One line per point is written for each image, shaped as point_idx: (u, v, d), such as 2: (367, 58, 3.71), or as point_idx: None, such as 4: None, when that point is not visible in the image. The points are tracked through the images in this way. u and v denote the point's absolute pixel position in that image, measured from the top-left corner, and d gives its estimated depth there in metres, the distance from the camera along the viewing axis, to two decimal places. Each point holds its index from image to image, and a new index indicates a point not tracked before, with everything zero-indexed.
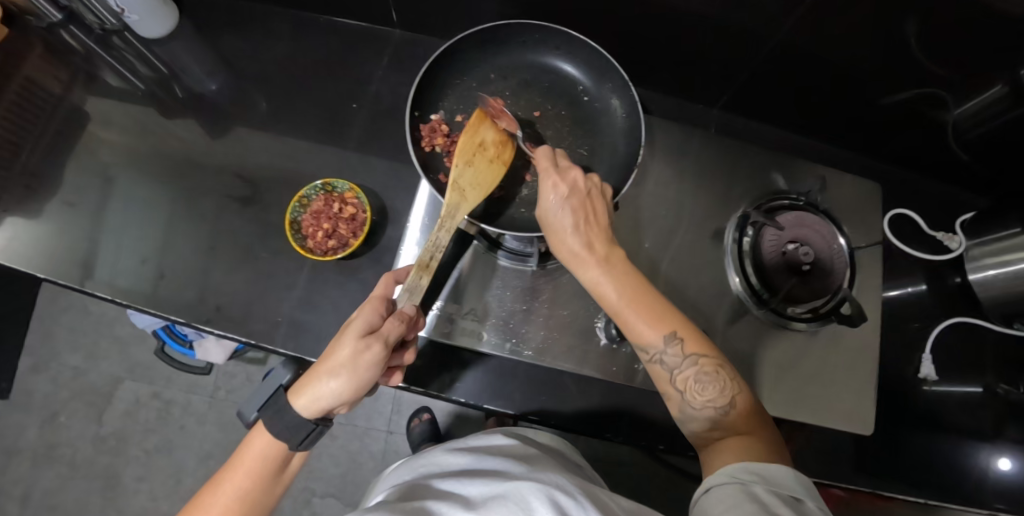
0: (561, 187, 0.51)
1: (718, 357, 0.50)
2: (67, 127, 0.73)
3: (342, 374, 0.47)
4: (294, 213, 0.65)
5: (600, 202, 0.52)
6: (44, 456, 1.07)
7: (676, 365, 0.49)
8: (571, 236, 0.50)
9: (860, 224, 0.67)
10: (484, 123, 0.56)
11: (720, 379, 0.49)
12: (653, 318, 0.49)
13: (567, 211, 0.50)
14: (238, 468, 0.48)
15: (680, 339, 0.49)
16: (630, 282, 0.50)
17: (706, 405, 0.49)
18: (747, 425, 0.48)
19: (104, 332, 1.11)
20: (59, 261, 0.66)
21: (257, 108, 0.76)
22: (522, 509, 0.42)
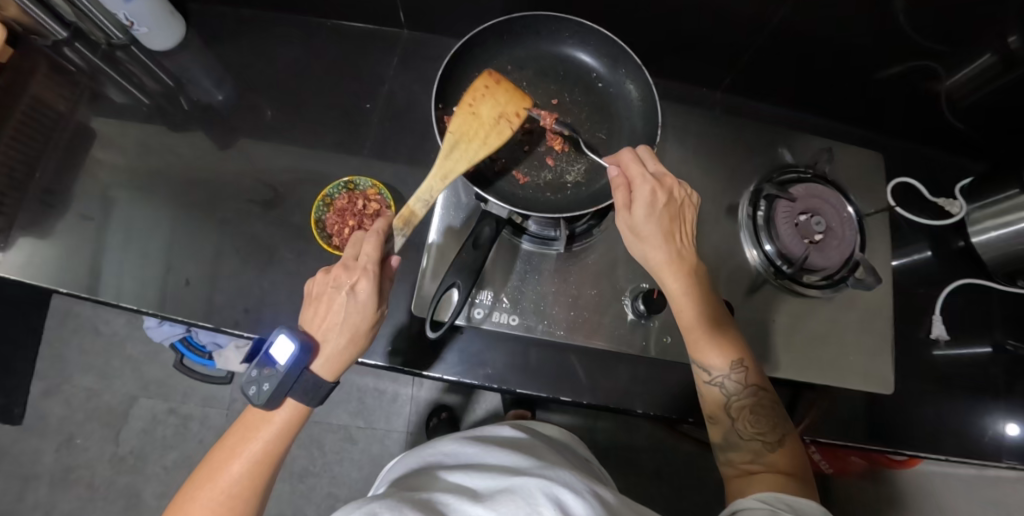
0: (655, 201, 0.52)
1: (773, 394, 0.53)
2: (79, 144, 0.74)
3: (365, 342, 0.51)
4: (319, 213, 0.67)
5: (682, 220, 0.55)
6: (61, 479, 1.06)
7: (733, 392, 0.53)
8: (661, 245, 0.53)
9: (866, 194, 0.70)
10: (487, 95, 0.57)
11: (772, 415, 0.52)
12: (724, 344, 0.53)
13: (656, 224, 0.52)
14: (258, 436, 0.48)
15: (745, 367, 0.53)
16: (706, 305, 0.53)
17: (755, 437, 0.52)
18: (790, 465, 0.50)
19: (116, 352, 1.11)
20: (80, 273, 0.68)
21: (271, 114, 0.77)
22: (529, 505, 0.41)
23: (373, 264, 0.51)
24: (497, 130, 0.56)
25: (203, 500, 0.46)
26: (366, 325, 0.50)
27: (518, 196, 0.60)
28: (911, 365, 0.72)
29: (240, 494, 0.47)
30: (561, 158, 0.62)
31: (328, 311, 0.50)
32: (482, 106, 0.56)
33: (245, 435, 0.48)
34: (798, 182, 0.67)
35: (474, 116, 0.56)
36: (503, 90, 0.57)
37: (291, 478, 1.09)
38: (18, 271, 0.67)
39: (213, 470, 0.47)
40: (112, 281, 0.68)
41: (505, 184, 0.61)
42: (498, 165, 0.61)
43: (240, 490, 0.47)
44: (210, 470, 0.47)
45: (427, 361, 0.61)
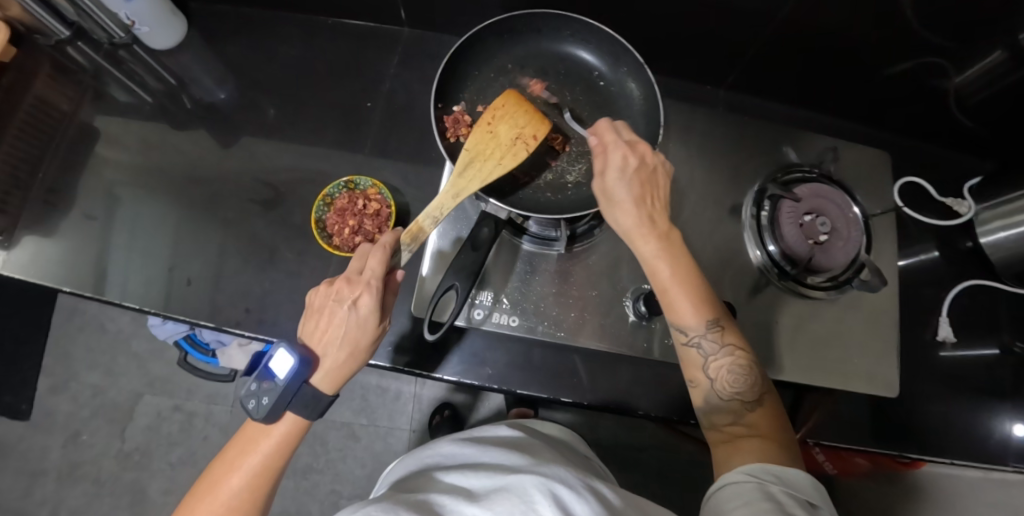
0: (626, 165, 0.51)
1: (751, 352, 0.52)
2: (82, 143, 0.74)
3: (367, 356, 0.51)
4: (319, 213, 0.67)
5: (658, 182, 0.53)
6: (69, 474, 1.07)
7: (711, 353, 0.51)
8: (631, 209, 0.51)
9: (872, 193, 0.69)
10: (509, 115, 0.56)
11: (752, 374, 0.51)
12: (700, 303, 0.50)
13: (627, 189, 0.51)
14: (260, 444, 0.48)
15: (722, 327, 0.51)
16: (682, 264, 0.51)
17: (734, 397, 0.50)
18: (770, 427, 0.49)
19: (122, 349, 1.11)
20: (83, 273, 0.68)
21: (271, 113, 0.76)
22: (524, 501, 0.40)
23: (377, 279, 0.50)
24: (513, 152, 0.55)
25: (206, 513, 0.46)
26: (368, 340, 0.50)
27: (518, 197, 0.60)
28: (916, 366, 0.71)
29: (241, 507, 0.47)
30: (562, 158, 0.61)
31: (329, 324, 0.50)
32: (500, 126, 0.56)
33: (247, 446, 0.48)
34: (803, 181, 0.66)
35: (491, 135, 0.56)
36: (523, 111, 0.57)
37: (294, 475, 1.09)
38: (22, 271, 0.67)
39: (213, 483, 0.47)
40: (115, 281, 0.68)
41: (505, 184, 0.60)
42: None
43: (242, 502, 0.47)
44: (210, 483, 0.47)
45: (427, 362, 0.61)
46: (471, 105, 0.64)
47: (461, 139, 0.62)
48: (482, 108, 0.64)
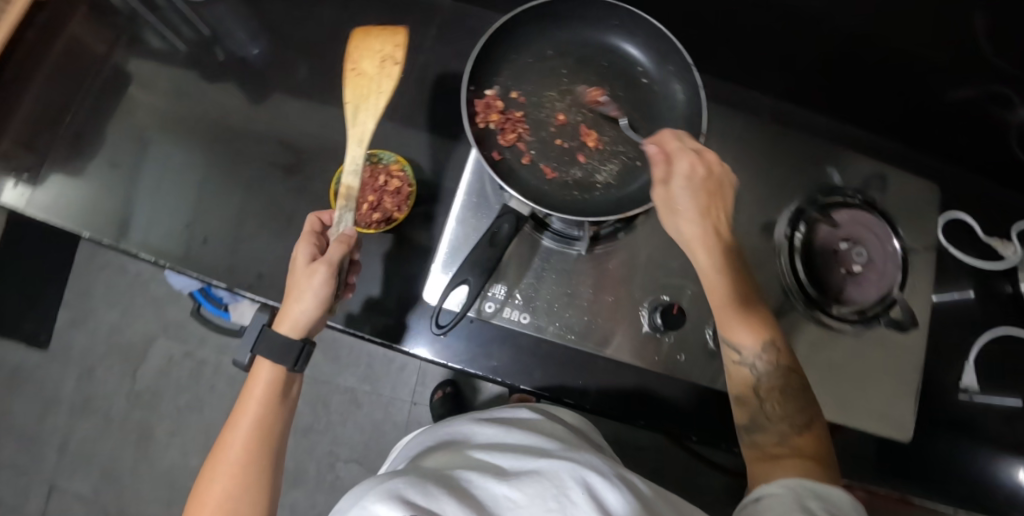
0: (694, 173, 0.52)
1: (803, 375, 0.52)
2: (114, 87, 0.73)
3: (304, 296, 0.50)
4: (340, 184, 0.67)
5: (726, 196, 0.54)
6: (81, 407, 1.11)
7: (763, 373, 0.51)
8: (696, 220, 0.52)
9: (916, 227, 0.65)
10: (360, 50, 0.60)
11: (801, 396, 0.51)
12: (755, 324, 0.51)
13: (693, 197, 0.52)
14: (245, 403, 0.51)
15: (776, 348, 0.51)
16: (741, 282, 0.52)
17: (782, 418, 0.50)
18: (816, 451, 0.48)
19: (140, 291, 1.14)
20: (100, 219, 0.68)
21: (301, 75, 0.75)
22: (557, 486, 0.39)
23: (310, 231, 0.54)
24: (383, 76, 0.59)
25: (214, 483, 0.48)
26: (297, 277, 0.51)
27: (542, 192, 0.57)
28: (935, 408, 0.68)
29: (241, 463, 0.49)
30: (594, 157, 0.58)
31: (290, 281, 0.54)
32: (362, 63, 0.59)
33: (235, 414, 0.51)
34: (844, 206, 0.63)
35: (358, 74, 0.59)
36: (373, 41, 0.60)
37: (295, 432, 1.12)
38: (41, 211, 0.67)
39: (220, 447, 0.50)
40: (133, 231, 0.68)
41: (530, 177, 0.58)
42: (526, 156, 0.58)
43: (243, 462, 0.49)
44: (217, 449, 0.50)
45: (434, 349, 0.60)
46: (504, 90, 0.60)
47: (490, 125, 0.58)
48: (516, 94, 0.60)
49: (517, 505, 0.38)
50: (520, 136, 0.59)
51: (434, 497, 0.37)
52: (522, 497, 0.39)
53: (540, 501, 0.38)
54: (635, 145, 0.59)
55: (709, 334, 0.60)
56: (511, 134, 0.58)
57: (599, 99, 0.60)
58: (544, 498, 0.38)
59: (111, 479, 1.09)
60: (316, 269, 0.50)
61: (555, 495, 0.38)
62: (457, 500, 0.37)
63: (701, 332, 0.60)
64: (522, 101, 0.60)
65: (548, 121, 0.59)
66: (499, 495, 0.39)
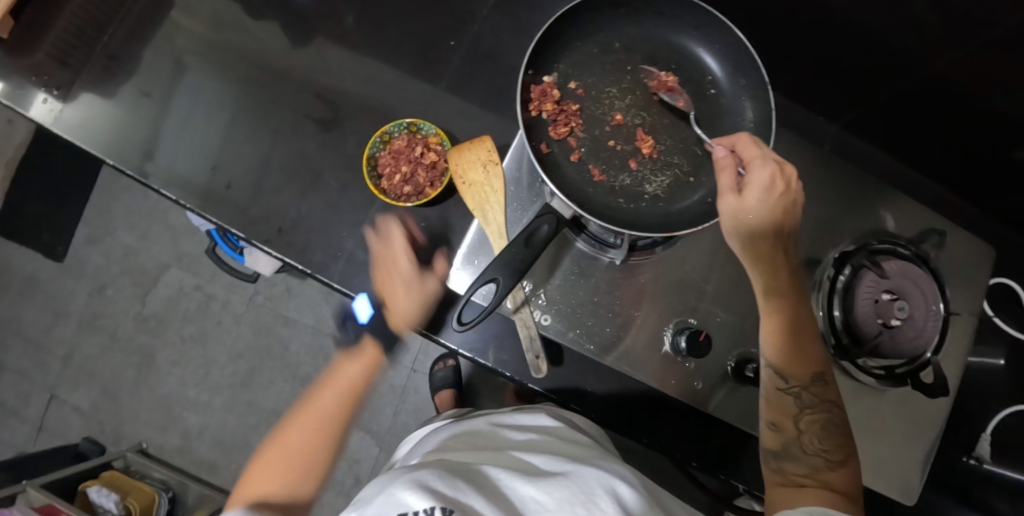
0: (773, 186, 0.49)
1: (843, 413, 0.52)
2: (155, 12, 0.70)
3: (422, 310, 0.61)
4: (373, 148, 0.63)
5: (793, 215, 0.51)
6: (88, 323, 1.12)
7: (806, 403, 0.51)
8: (765, 240, 0.50)
9: (965, 288, 0.62)
10: (460, 156, 0.58)
11: (840, 435, 0.51)
12: (805, 354, 0.51)
13: (765, 210, 0.49)
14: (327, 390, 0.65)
15: (823, 381, 0.51)
16: (795, 311, 0.51)
17: (818, 453, 0.50)
18: (846, 488, 0.48)
19: (158, 218, 1.13)
20: (128, 149, 0.66)
21: (349, 24, 0.72)
22: (586, 493, 0.39)
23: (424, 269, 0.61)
24: (495, 177, 0.58)
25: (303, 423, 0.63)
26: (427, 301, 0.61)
27: (584, 193, 0.55)
28: (944, 474, 0.67)
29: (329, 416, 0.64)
30: (646, 164, 0.55)
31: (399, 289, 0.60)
32: (469, 173, 0.58)
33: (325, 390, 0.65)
34: (894, 255, 0.60)
35: (470, 185, 0.58)
36: (467, 147, 0.58)
37: (293, 380, 1.12)
38: (70, 132, 0.66)
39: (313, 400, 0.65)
40: (159, 166, 0.66)
41: (575, 176, 0.55)
42: (575, 153, 0.55)
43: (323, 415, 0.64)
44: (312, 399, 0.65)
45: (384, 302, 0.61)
46: (563, 79, 0.57)
47: (543, 114, 0.55)
48: (574, 85, 0.57)
49: (545, 509, 0.37)
50: (572, 131, 0.56)
51: (463, 492, 0.37)
52: (549, 500, 0.38)
53: (568, 507, 0.37)
54: (690, 159, 0.56)
55: (729, 365, 0.59)
56: (563, 127, 0.55)
57: (659, 94, 0.57)
58: (573, 504, 0.37)
59: (111, 396, 1.11)
60: (430, 281, 0.61)
61: (583, 502, 0.37)
62: (483, 496, 0.37)
63: (721, 362, 0.59)
64: (580, 93, 0.57)
65: (605, 119, 0.56)
66: (526, 498, 0.38)
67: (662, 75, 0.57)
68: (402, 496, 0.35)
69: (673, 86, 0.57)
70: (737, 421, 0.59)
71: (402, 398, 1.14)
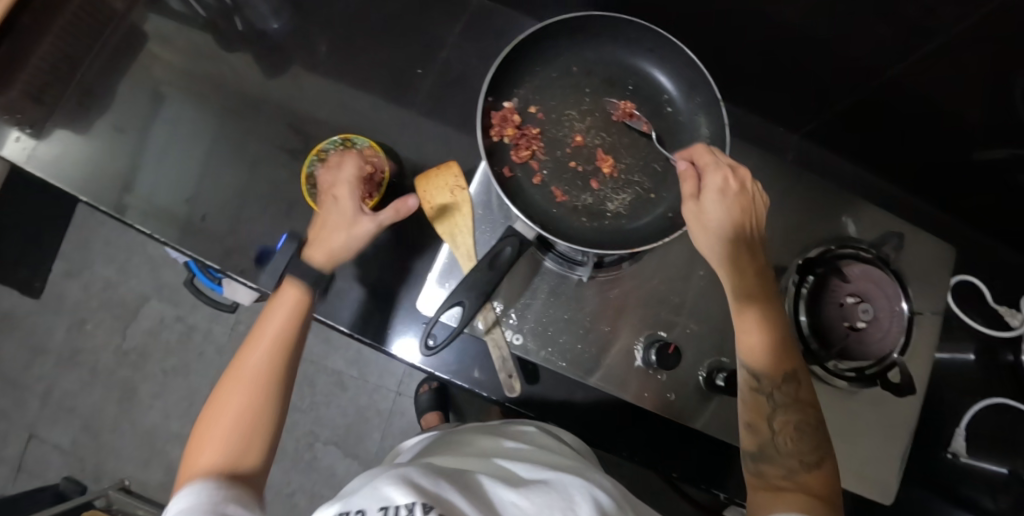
0: (728, 188, 0.51)
1: (820, 416, 0.51)
2: (127, 48, 0.71)
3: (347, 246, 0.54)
4: (311, 167, 0.63)
5: (755, 223, 0.54)
6: (68, 358, 1.11)
7: (781, 403, 0.50)
8: (728, 239, 0.51)
9: (927, 289, 0.64)
10: (427, 182, 0.61)
11: (815, 436, 0.50)
12: (777, 352, 0.51)
13: (725, 211, 0.51)
14: (267, 324, 0.50)
15: (796, 381, 0.51)
16: (767, 309, 0.52)
17: (793, 454, 0.48)
18: (824, 491, 0.46)
19: (138, 250, 1.13)
20: (103, 186, 0.66)
21: (320, 54, 0.73)
22: (565, 498, 0.39)
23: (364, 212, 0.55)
24: (462, 202, 0.60)
25: (237, 380, 0.48)
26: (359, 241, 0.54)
27: (547, 215, 0.56)
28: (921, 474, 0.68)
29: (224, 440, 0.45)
30: (607, 184, 0.57)
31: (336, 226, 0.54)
32: (437, 198, 0.61)
33: (237, 381, 0.47)
34: (856, 260, 0.61)
35: (438, 209, 0.60)
36: (436, 173, 0.62)
37: None
38: (44, 170, 0.66)
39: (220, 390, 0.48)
40: (133, 202, 0.66)
41: (539, 198, 0.57)
42: (537, 176, 0.57)
43: (263, 364, 0.49)
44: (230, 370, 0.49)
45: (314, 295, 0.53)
46: (523, 103, 0.59)
47: (505, 139, 0.57)
48: (534, 109, 0.59)
49: (524, 512, 0.38)
50: (534, 154, 0.57)
51: (445, 494, 0.37)
52: (529, 504, 0.38)
53: (547, 511, 0.37)
54: (651, 177, 0.58)
55: (701, 376, 0.60)
56: (524, 151, 0.57)
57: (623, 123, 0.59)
58: (551, 508, 0.38)
59: (92, 433, 1.09)
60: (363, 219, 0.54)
61: (562, 508, 0.38)
62: (466, 498, 0.37)
63: (693, 373, 0.60)
64: (541, 116, 0.58)
65: (565, 141, 0.58)
66: (507, 501, 0.39)
67: (622, 105, 0.59)
68: (386, 490, 0.35)
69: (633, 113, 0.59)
70: (713, 431, 0.60)
71: (388, 422, 1.13)
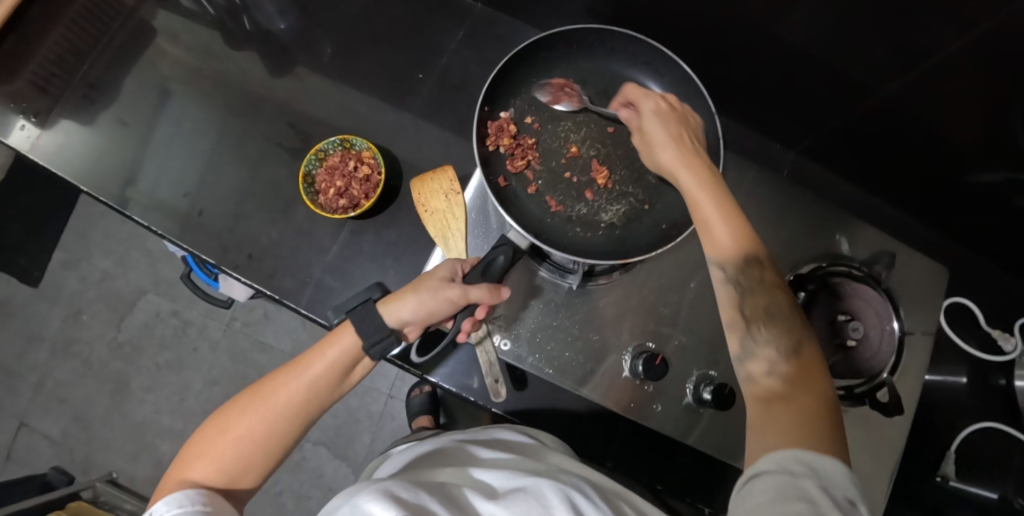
0: (659, 107, 0.54)
1: (795, 299, 0.47)
2: (133, 43, 0.72)
3: (426, 298, 0.51)
4: (309, 166, 0.63)
5: (696, 137, 0.54)
6: (62, 348, 1.11)
7: (751, 292, 0.46)
8: (671, 144, 0.52)
9: (919, 308, 0.63)
10: (422, 184, 0.62)
11: (791, 321, 0.45)
12: (739, 234, 0.47)
13: (662, 125, 0.53)
14: (316, 360, 0.48)
15: (764, 265, 0.46)
16: (723, 192, 0.49)
17: (772, 346, 0.44)
18: (809, 378, 0.42)
19: (137, 243, 1.13)
20: (104, 178, 0.67)
21: (323, 56, 0.74)
22: (541, 504, 0.40)
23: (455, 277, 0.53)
24: (456, 206, 0.60)
25: (276, 403, 0.47)
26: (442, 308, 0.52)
27: (541, 225, 0.58)
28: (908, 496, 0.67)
29: (243, 450, 0.46)
30: (602, 195, 0.59)
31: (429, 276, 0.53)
32: (431, 201, 0.61)
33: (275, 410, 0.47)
34: (848, 278, 0.62)
35: (433, 213, 0.61)
36: (432, 177, 0.62)
37: None
38: (47, 159, 0.67)
39: (253, 397, 0.48)
40: (132, 194, 0.67)
41: (534, 207, 0.59)
42: (532, 186, 0.59)
43: (301, 403, 0.48)
44: (265, 386, 0.48)
45: (381, 355, 0.50)
46: (519, 113, 0.61)
47: (500, 148, 0.59)
48: (529, 119, 0.60)
49: None
50: (529, 164, 0.59)
51: (430, 508, 0.37)
52: None
53: None
54: (644, 188, 0.59)
55: (688, 389, 0.60)
56: (520, 161, 0.59)
57: (558, 103, 0.60)
58: None
59: (83, 424, 1.09)
60: (452, 287, 0.51)
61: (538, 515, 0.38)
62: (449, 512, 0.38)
63: (681, 385, 0.60)
64: (536, 127, 0.60)
65: (560, 152, 0.59)
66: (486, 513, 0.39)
67: (555, 82, 0.60)
68: (368, 506, 0.35)
69: (568, 86, 0.60)
70: (699, 444, 0.59)
71: (379, 425, 1.13)
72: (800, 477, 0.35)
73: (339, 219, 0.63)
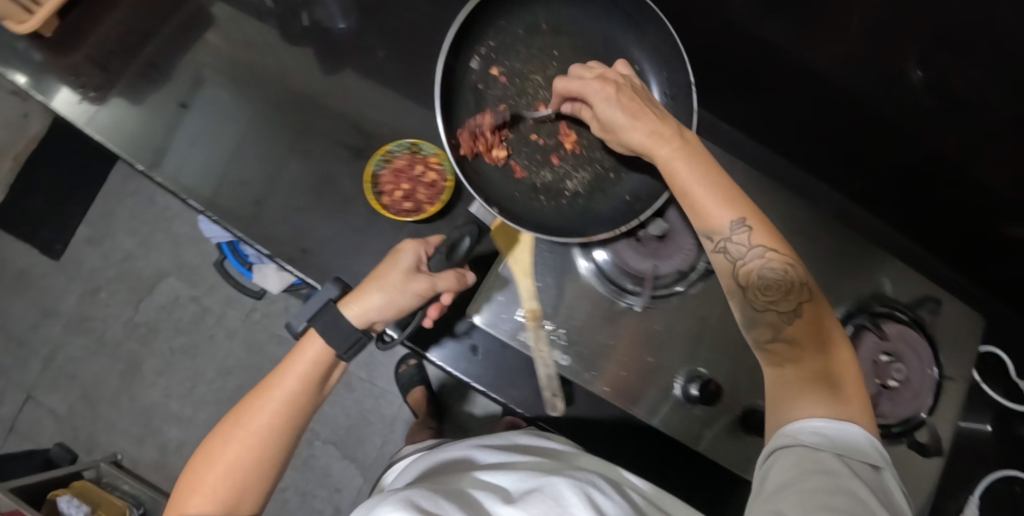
0: (604, 88, 0.51)
1: (788, 245, 0.45)
2: (195, 29, 0.72)
3: (393, 297, 0.50)
4: (376, 166, 0.64)
5: (650, 102, 0.52)
6: (76, 325, 1.09)
7: (741, 257, 0.45)
8: (631, 122, 0.50)
9: (957, 354, 0.65)
10: None
11: (784, 278, 0.44)
12: (719, 198, 0.46)
13: (618, 110, 0.50)
14: (288, 375, 0.50)
15: (749, 224, 0.45)
16: (695, 157, 0.48)
17: (770, 310, 0.44)
18: (810, 334, 0.42)
19: (162, 226, 1.12)
20: (160, 158, 0.67)
21: (382, 57, 0.73)
22: (559, 506, 0.41)
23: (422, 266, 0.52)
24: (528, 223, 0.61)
25: (258, 424, 0.48)
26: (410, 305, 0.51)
27: (507, 189, 0.60)
28: None
29: (238, 479, 0.47)
30: (567, 160, 0.62)
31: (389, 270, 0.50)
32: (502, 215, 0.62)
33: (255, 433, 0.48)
34: (892, 319, 0.64)
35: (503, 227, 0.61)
36: None
37: None
38: (108, 137, 0.67)
39: (238, 421, 0.49)
40: (187, 178, 0.67)
41: (499, 169, 0.61)
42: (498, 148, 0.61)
43: (283, 419, 0.49)
44: (244, 408, 0.49)
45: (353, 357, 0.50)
46: (484, 63, 0.63)
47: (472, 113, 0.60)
48: (494, 70, 0.63)
49: None
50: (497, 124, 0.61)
51: None
52: None
53: None
54: (610, 155, 0.62)
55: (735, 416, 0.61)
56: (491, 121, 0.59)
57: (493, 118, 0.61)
58: None
59: (90, 403, 1.08)
60: (420, 281, 0.50)
61: None
62: None
63: (727, 413, 0.60)
64: (503, 80, 0.63)
65: (528, 111, 0.62)
66: None
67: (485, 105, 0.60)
68: None
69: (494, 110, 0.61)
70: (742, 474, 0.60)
71: (391, 428, 1.12)
72: (819, 449, 0.38)
73: (403, 221, 0.63)
